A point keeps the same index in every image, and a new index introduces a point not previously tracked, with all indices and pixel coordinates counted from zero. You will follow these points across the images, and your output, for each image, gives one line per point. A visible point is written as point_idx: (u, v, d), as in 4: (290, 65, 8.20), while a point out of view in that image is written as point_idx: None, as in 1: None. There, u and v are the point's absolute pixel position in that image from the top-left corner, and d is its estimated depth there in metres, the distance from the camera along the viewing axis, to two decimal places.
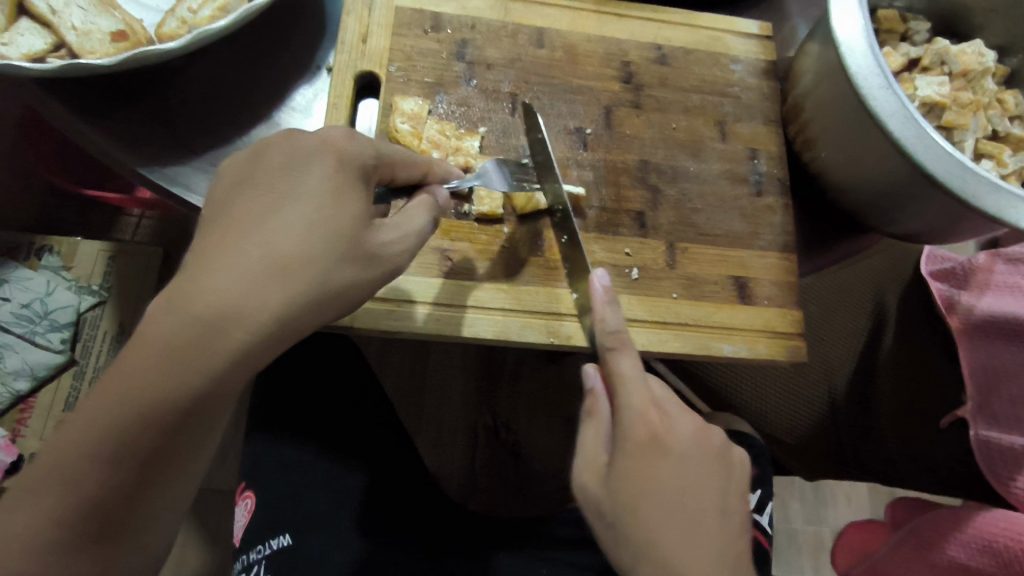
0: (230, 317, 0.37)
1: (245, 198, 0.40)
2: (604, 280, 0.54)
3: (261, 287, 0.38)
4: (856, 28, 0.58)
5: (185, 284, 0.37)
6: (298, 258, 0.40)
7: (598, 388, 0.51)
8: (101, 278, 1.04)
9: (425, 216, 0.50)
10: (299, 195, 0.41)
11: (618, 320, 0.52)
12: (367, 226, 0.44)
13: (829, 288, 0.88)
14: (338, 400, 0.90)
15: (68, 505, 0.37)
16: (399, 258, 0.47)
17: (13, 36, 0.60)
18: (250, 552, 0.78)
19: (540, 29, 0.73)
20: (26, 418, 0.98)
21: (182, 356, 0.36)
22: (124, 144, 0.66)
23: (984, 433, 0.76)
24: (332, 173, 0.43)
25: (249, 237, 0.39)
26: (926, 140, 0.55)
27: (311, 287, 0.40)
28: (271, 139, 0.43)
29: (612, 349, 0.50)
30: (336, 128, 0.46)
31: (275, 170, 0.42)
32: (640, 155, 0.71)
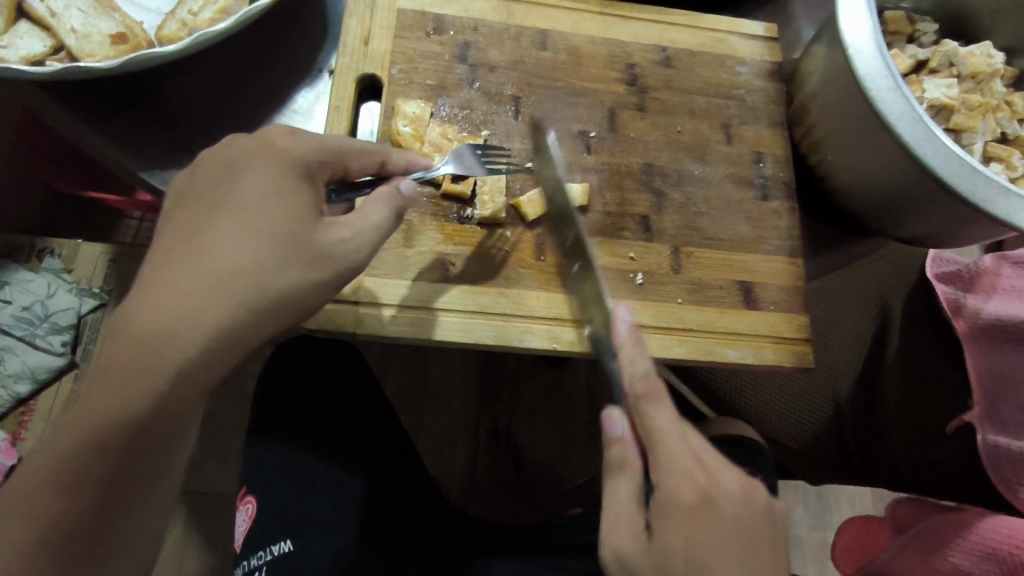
0: (185, 320, 0.40)
1: (186, 213, 0.43)
2: (627, 319, 0.53)
3: (202, 296, 0.40)
4: (864, 29, 0.58)
5: (139, 292, 0.40)
6: (233, 270, 0.41)
7: (625, 435, 0.49)
8: (103, 280, 1.03)
9: (383, 210, 0.48)
10: (232, 208, 0.43)
11: (645, 362, 0.51)
12: (308, 226, 0.45)
13: (837, 292, 0.88)
14: (331, 401, 0.89)
15: (64, 480, 0.40)
16: (351, 256, 0.47)
17: (12, 40, 0.60)
18: (251, 558, 0.78)
19: (544, 31, 0.73)
20: (27, 421, 0.98)
21: (148, 355, 0.39)
22: (123, 147, 0.66)
23: (991, 438, 0.72)
24: (264, 180, 0.44)
25: (193, 253, 0.41)
26: (935, 142, 0.54)
27: (251, 294, 0.42)
28: (208, 156, 0.46)
29: (642, 396, 0.49)
30: (275, 128, 0.48)
31: (212, 184, 0.44)
32: (644, 158, 0.70)
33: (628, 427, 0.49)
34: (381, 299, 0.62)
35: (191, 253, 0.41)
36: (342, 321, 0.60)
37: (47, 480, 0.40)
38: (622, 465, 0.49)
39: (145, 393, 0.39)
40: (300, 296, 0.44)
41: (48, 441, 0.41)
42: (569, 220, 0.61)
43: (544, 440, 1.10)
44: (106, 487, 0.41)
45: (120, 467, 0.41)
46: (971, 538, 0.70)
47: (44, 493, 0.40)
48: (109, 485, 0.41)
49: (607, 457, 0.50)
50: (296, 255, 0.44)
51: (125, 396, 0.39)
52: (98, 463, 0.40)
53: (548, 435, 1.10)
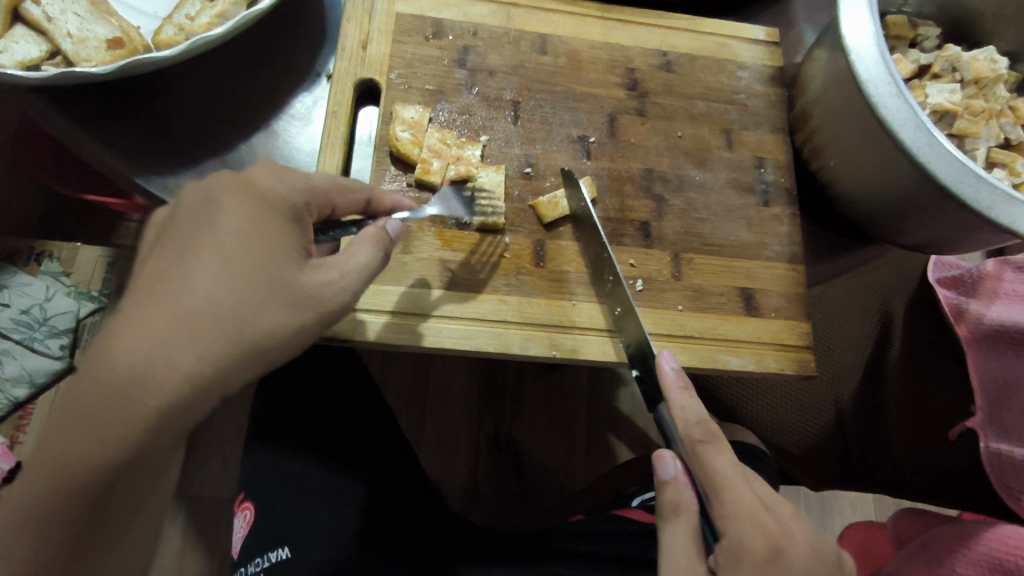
0: (163, 360, 0.39)
1: (162, 249, 0.42)
2: (673, 362, 0.55)
3: (175, 340, 0.40)
4: (866, 36, 0.57)
5: (115, 329, 0.40)
6: (209, 309, 0.40)
7: (678, 477, 0.52)
8: (101, 284, 1.03)
9: (371, 250, 0.49)
10: (208, 245, 0.42)
11: (698, 407, 0.52)
12: (289, 267, 0.44)
13: (839, 298, 0.87)
14: (329, 414, 0.88)
15: (50, 501, 0.40)
16: (335, 298, 0.46)
17: (8, 44, 0.59)
18: (248, 566, 0.77)
19: (542, 36, 0.72)
20: (25, 425, 0.97)
21: (127, 391, 0.39)
22: (118, 152, 0.65)
23: (994, 446, 0.72)
24: (244, 218, 0.43)
25: (168, 294, 0.40)
26: (938, 149, 0.54)
27: (226, 337, 0.41)
28: (189, 193, 0.45)
29: (700, 441, 0.51)
30: (258, 168, 0.46)
31: (191, 220, 0.43)
32: (643, 164, 0.70)
33: (681, 467, 0.52)
34: (384, 307, 0.61)
35: (166, 293, 0.40)
36: (341, 328, 0.60)
37: (36, 499, 0.40)
38: (677, 509, 0.52)
39: (130, 424, 0.39)
40: (282, 335, 0.43)
41: (31, 462, 0.40)
42: (607, 265, 0.62)
43: (544, 446, 1.09)
44: (94, 500, 0.41)
45: (108, 483, 0.40)
46: (979, 548, 0.70)
47: (31, 512, 0.40)
48: (96, 498, 0.41)
49: (662, 499, 0.53)
50: (274, 295, 0.43)
51: (105, 425, 0.39)
52: (87, 481, 0.40)
53: (547, 440, 1.10)
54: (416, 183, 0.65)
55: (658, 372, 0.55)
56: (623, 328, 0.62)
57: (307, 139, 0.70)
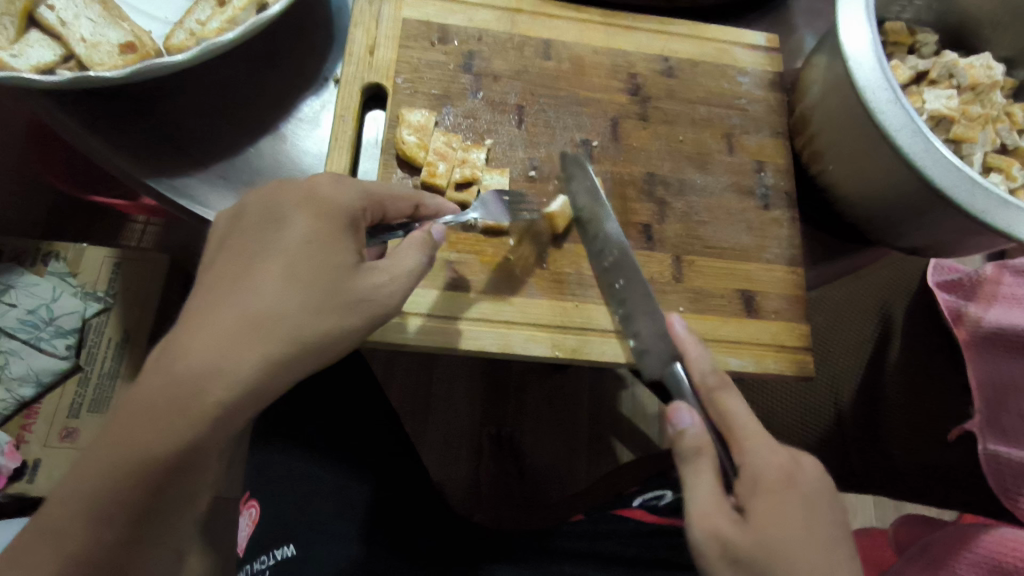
0: (226, 363, 0.41)
1: (226, 257, 0.45)
2: (681, 324, 0.59)
3: (237, 344, 0.42)
4: (864, 41, 0.58)
5: (181, 332, 0.42)
6: (271, 315, 0.43)
7: (695, 424, 0.51)
8: (107, 284, 1.04)
9: (416, 254, 0.50)
10: (275, 254, 0.45)
11: (706, 361, 0.56)
12: (347, 273, 0.46)
13: (838, 302, 0.91)
14: (354, 415, 0.91)
15: (95, 512, 0.40)
16: (389, 300, 0.48)
17: (23, 48, 0.60)
18: (254, 563, 0.78)
19: (546, 42, 0.73)
20: (31, 424, 0.97)
21: (187, 395, 0.40)
22: (129, 154, 0.66)
23: (992, 447, 0.72)
24: (308, 227, 0.46)
25: (230, 301, 0.43)
26: (934, 153, 0.55)
27: (286, 341, 0.43)
28: (253, 200, 0.47)
29: (715, 388, 0.54)
30: (324, 175, 0.49)
31: (256, 230, 0.46)
32: (646, 168, 0.71)
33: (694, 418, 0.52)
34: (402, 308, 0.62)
35: (232, 299, 0.43)
36: None
37: (80, 508, 0.40)
38: (699, 450, 0.50)
39: (181, 429, 0.40)
40: (324, 343, 0.45)
41: (76, 471, 0.40)
42: (609, 245, 0.63)
43: (547, 446, 1.10)
44: (132, 510, 0.40)
45: (150, 491, 0.40)
46: (979, 551, 0.70)
47: (71, 526, 0.39)
48: (129, 511, 0.40)
49: (680, 446, 0.51)
50: (330, 301, 0.45)
51: (160, 430, 0.40)
52: (129, 491, 0.40)
53: (552, 440, 1.11)
54: (422, 184, 0.65)
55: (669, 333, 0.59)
56: (632, 324, 0.63)
57: (315, 142, 0.71)
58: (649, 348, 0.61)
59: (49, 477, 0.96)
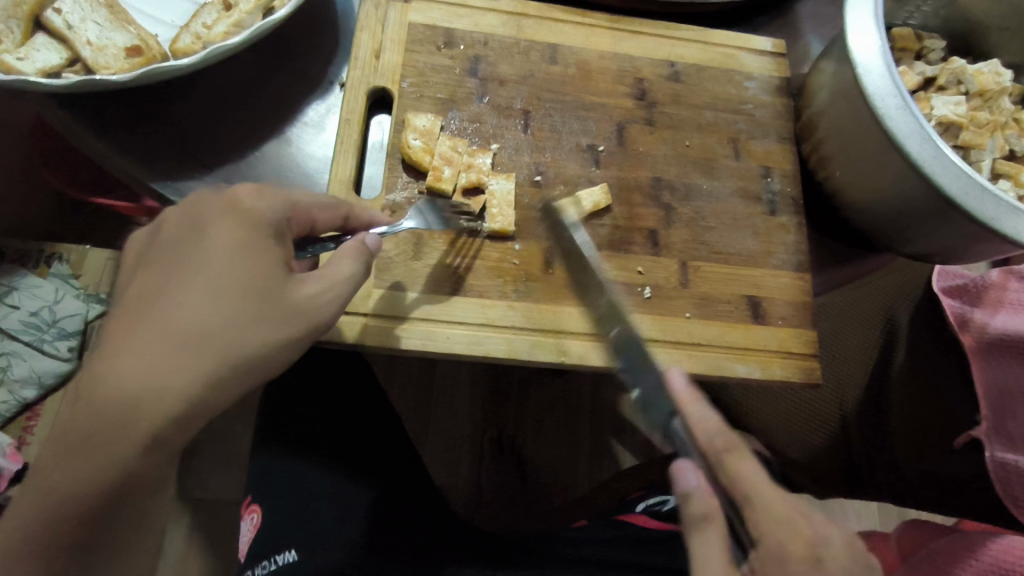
0: (154, 386, 0.40)
1: (146, 275, 0.43)
2: (682, 376, 0.54)
3: (167, 363, 0.40)
4: (872, 47, 0.58)
5: (104, 360, 0.40)
6: (198, 331, 0.41)
7: (702, 485, 0.49)
8: (109, 287, 1.05)
9: (352, 262, 0.49)
10: (197, 269, 0.43)
11: (717, 419, 0.52)
12: (280, 281, 0.45)
13: (844, 307, 0.87)
14: (346, 419, 0.90)
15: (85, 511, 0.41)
16: (326, 307, 0.47)
17: (29, 51, 0.60)
18: (255, 568, 0.78)
19: (553, 46, 0.73)
20: (33, 426, 0.97)
21: (130, 419, 0.40)
22: (132, 157, 0.66)
23: (999, 455, 0.72)
24: (230, 234, 0.44)
25: (150, 318, 0.41)
26: (943, 159, 0.55)
27: (216, 357, 0.42)
28: (172, 213, 0.46)
29: (724, 450, 0.51)
30: (245, 185, 0.47)
31: (176, 246, 0.44)
32: (652, 173, 0.70)
33: (698, 478, 0.49)
34: (386, 312, 0.62)
35: (158, 319, 0.41)
36: (348, 332, 0.61)
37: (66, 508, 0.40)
38: (708, 518, 0.48)
39: (125, 451, 0.40)
40: (269, 354, 0.44)
41: (43, 477, 0.41)
42: (594, 286, 0.61)
43: (549, 452, 1.10)
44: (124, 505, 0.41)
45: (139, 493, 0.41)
46: (983, 560, 0.70)
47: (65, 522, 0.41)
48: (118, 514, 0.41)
49: (689, 512, 0.49)
50: (261, 312, 0.44)
51: (101, 451, 0.40)
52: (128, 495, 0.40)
53: (553, 446, 1.10)
54: (427, 189, 0.65)
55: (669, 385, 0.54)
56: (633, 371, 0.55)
57: (320, 146, 0.71)
58: (651, 401, 0.53)
59: None
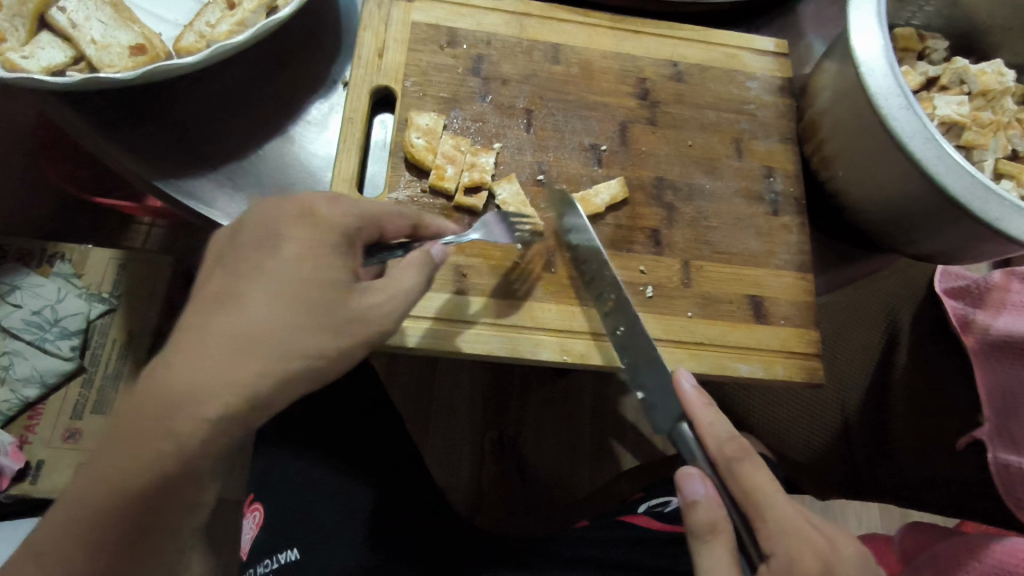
0: (215, 389, 0.40)
1: (217, 275, 0.44)
2: (691, 379, 0.55)
3: (228, 366, 0.40)
4: (875, 47, 0.58)
5: (169, 356, 0.40)
6: (264, 336, 0.41)
7: (709, 494, 0.50)
8: (112, 286, 1.04)
9: (415, 275, 0.49)
10: (268, 275, 0.43)
11: (726, 424, 0.53)
12: (344, 292, 0.45)
13: (846, 308, 0.88)
14: (350, 417, 0.90)
15: (102, 516, 0.40)
16: (385, 321, 0.47)
17: (34, 50, 0.60)
18: (257, 567, 0.78)
19: (555, 46, 0.73)
20: (34, 425, 0.97)
21: (183, 417, 0.39)
22: (135, 155, 0.66)
23: (1002, 457, 0.72)
24: (302, 243, 0.45)
25: (218, 319, 0.41)
26: (946, 159, 0.55)
27: (277, 364, 0.42)
28: (249, 215, 0.46)
29: (734, 458, 0.51)
30: (320, 194, 0.48)
31: (247, 248, 0.44)
32: (655, 172, 0.70)
33: (705, 488, 0.50)
34: None
35: (225, 321, 0.41)
36: None
37: (88, 514, 0.40)
38: (713, 528, 0.49)
39: (169, 450, 0.39)
40: (324, 364, 0.44)
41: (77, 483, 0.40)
42: (607, 284, 0.61)
43: (550, 452, 1.10)
44: (140, 515, 0.41)
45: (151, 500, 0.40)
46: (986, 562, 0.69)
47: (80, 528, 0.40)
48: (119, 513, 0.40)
49: (696, 523, 0.50)
50: (323, 323, 0.43)
51: (151, 452, 0.39)
52: (129, 493, 0.40)
53: (555, 446, 1.10)
54: (430, 188, 0.66)
55: (676, 390, 0.55)
56: (638, 372, 0.60)
57: (323, 145, 0.71)
58: (658, 404, 0.58)
59: (52, 479, 0.95)
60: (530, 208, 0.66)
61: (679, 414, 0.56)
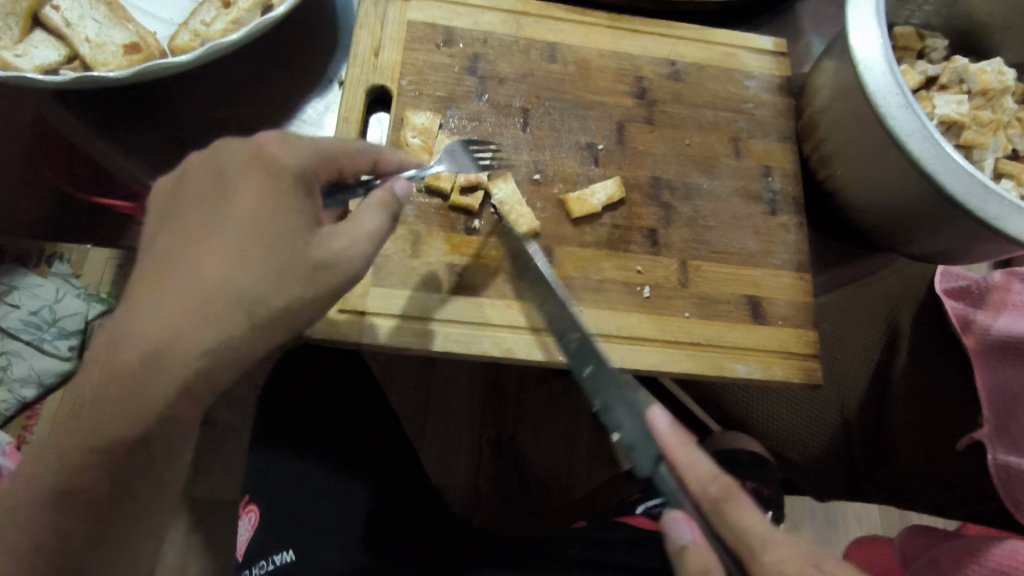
0: (181, 341, 0.41)
1: (171, 231, 0.44)
2: (666, 416, 0.51)
3: (190, 316, 0.41)
4: (874, 45, 0.58)
5: (131, 311, 0.41)
6: (222, 284, 0.42)
7: (697, 539, 0.48)
8: (110, 286, 1.03)
9: (380, 216, 0.48)
10: (222, 229, 0.43)
11: (707, 463, 0.49)
12: (302, 236, 0.45)
13: (846, 309, 0.85)
14: (343, 416, 0.89)
15: (82, 477, 0.41)
16: (351, 265, 0.47)
17: (27, 48, 0.60)
18: (253, 568, 0.78)
19: (552, 45, 0.73)
20: (31, 426, 0.99)
21: (150, 369, 0.40)
22: (132, 155, 0.67)
23: (1002, 458, 0.72)
24: (255, 187, 0.45)
25: (173, 273, 0.42)
26: (946, 159, 0.54)
27: (241, 315, 0.42)
28: (194, 164, 0.46)
29: (723, 500, 0.48)
30: (269, 135, 0.47)
31: (200, 198, 0.45)
32: (652, 172, 0.70)
33: (692, 530, 0.48)
34: (383, 310, 0.62)
35: (183, 273, 0.42)
36: (348, 331, 0.61)
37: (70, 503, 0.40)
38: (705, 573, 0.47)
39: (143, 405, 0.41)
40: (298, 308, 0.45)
41: (59, 443, 0.42)
42: (569, 319, 0.57)
43: (546, 451, 1.09)
44: (123, 483, 0.43)
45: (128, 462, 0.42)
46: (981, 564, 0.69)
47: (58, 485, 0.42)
48: None
49: (689, 569, 0.48)
50: (285, 265, 0.44)
51: (126, 406, 0.41)
52: None
53: (552, 446, 1.09)
54: (425, 188, 0.65)
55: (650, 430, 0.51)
56: (614, 417, 0.52)
57: None
58: (636, 444, 0.49)
59: None
60: (523, 206, 0.65)
61: (658, 454, 0.48)
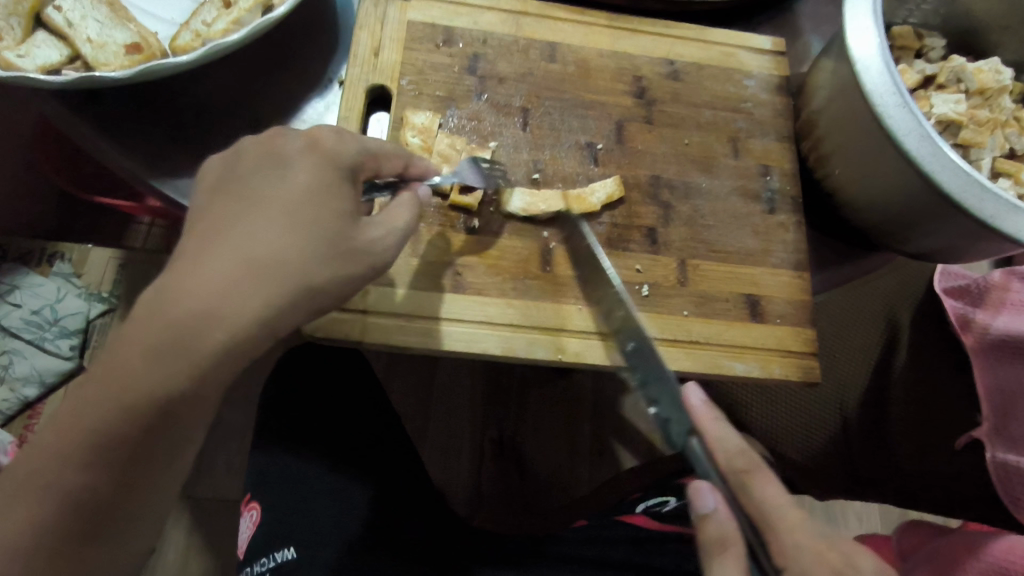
0: (227, 304, 0.40)
1: (220, 204, 0.43)
2: (701, 394, 0.54)
3: (238, 286, 0.40)
4: (872, 45, 0.58)
5: (177, 276, 0.40)
6: (272, 259, 0.42)
7: (720, 508, 0.49)
8: (112, 285, 1.04)
9: (410, 212, 0.52)
10: (271, 202, 0.44)
11: (735, 438, 0.54)
12: (349, 223, 0.46)
13: (845, 307, 0.86)
14: (344, 414, 0.90)
15: (87, 457, 0.39)
16: (382, 254, 0.49)
17: (29, 48, 0.61)
18: (255, 565, 0.79)
19: (552, 44, 0.73)
20: (33, 425, 0.98)
21: (191, 336, 0.39)
22: (133, 153, 0.67)
23: (1000, 455, 0.72)
24: (309, 174, 0.46)
25: (223, 244, 0.41)
26: (942, 158, 0.54)
27: (289, 285, 0.42)
28: (251, 145, 0.46)
29: (744, 471, 0.53)
30: (324, 129, 0.49)
31: (253, 176, 0.45)
32: (651, 171, 0.70)
33: (718, 498, 0.50)
34: (383, 309, 0.62)
35: (235, 243, 0.41)
36: (348, 330, 0.61)
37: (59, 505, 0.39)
38: (726, 541, 0.48)
39: (174, 378, 0.39)
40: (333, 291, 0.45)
41: (63, 418, 0.39)
42: (618, 303, 0.60)
43: (550, 451, 1.09)
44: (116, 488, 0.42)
45: (139, 445, 0.39)
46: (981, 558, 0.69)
47: (60, 464, 0.39)
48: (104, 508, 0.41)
49: (706, 536, 0.49)
50: (331, 251, 0.44)
51: (158, 373, 0.39)
52: (111, 488, 0.40)
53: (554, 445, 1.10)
54: None
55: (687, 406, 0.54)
56: (649, 391, 0.57)
57: None
58: (671, 418, 0.53)
59: None
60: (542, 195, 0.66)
61: (690, 427, 0.51)
